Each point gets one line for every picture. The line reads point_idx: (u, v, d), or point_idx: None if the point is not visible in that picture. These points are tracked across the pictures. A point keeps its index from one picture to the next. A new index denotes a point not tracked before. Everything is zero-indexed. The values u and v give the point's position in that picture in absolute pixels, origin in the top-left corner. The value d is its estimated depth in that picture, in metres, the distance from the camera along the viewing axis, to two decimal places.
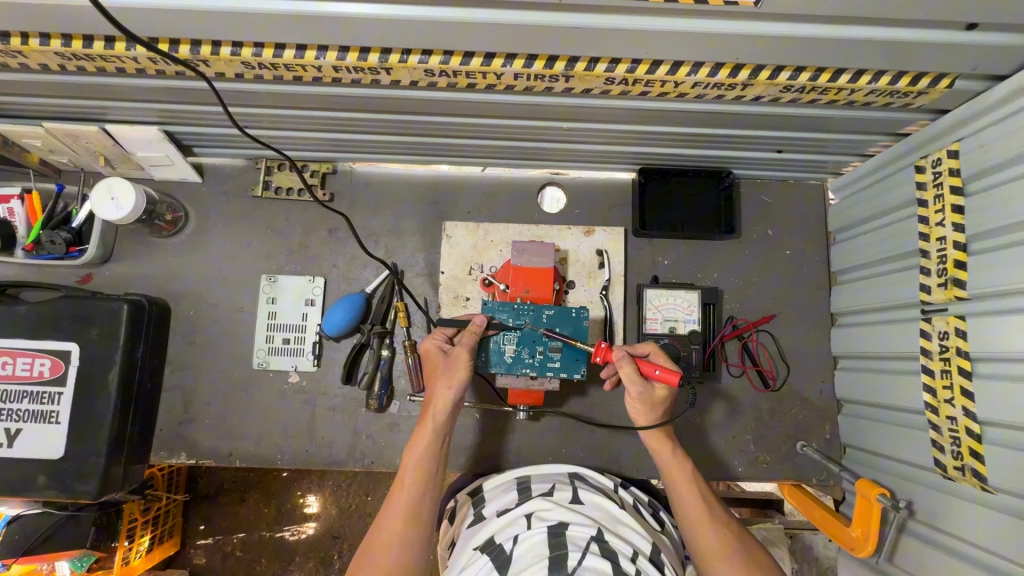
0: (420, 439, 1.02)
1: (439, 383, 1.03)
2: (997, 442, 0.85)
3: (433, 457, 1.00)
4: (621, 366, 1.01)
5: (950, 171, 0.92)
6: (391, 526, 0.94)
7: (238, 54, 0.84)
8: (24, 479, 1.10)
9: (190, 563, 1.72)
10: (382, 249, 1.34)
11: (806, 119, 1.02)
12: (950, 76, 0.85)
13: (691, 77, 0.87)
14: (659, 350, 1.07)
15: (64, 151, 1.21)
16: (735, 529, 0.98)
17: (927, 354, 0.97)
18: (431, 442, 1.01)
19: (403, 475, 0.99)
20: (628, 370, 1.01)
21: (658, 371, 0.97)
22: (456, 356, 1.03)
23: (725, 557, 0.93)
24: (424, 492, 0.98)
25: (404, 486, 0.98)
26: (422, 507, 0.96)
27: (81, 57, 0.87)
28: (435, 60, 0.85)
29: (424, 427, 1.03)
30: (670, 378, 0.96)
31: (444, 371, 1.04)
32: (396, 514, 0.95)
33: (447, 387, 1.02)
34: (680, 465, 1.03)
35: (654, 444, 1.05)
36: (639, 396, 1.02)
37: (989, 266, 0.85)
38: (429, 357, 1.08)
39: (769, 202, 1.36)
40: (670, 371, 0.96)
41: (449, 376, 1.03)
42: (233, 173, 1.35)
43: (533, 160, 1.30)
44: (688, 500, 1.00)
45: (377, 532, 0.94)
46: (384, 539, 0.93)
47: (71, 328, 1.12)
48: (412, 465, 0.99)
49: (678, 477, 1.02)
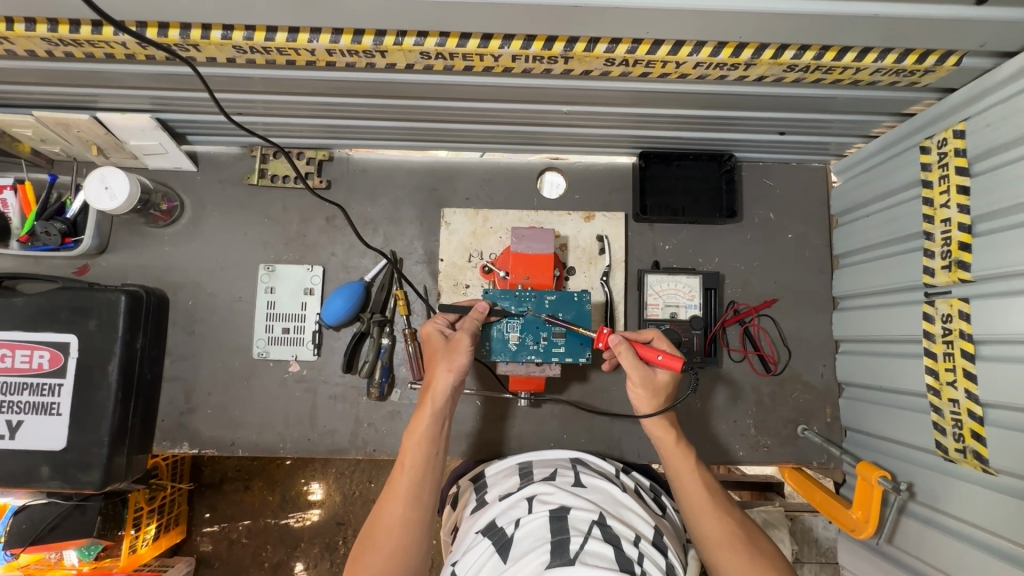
0: (420, 422, 1.01)
1: (439, 366, 1.02)
2: (1000, 425, 0.84)
3: (433, 443, 1.00)
4: (621, 352, 1.01)
5: (955, 152, 0.91)
6: (392, 509, 0.94)
7: (229, 37, 0.83)
8: (26, 470, 1.10)
9: (197, 550, 1.74)
10: (381, 237, 1.32)
11: (809, 100, 1.00)
12: (958, 53, 0.83)
13: (692, 57, 0.85)
14: (662, 336, 1.07)
15: (56, 140, 1.19)
16: (739, 519, 0.97)
17: (930, 337, 0.96)
18: (430, 426, 1.01)
19: (403, 460, 0.99)
20: (630, 357, 1.01)
21: (660, 357, 0.97)
22: (459, 341, 1.02)
23: (728, 544, 0.92)
24: (425, 476, 0.97)
25: (404, 473, 0.97)
26: (421, 492, 0.96)
27: (69, 43, 0.86)
28: (431, 42, 0.83)
29: (423, 411, 1.02)
30: (673, 365, 0.96)
31: (444, 356, 1.03)
32: (397, 499, 0.95)
33: (449, 369, 1.02)
34: (684, 457, 1.03)
35: (660, 434, 1.05)
36: (642, 383, 1.02)
37: (995, 247, 0.84)
38: (430, 341, 1.07)
39: (771, 184, 1.34)
40: (672, 358, 0.96)
41: (450, 360, 1.02)
42: (227, 161, 1.33)
43: (532, 145, 1.28)
44: (690, 489, 1.00)
45: (378, 517, 0.94)
46: (386, 523, 0.92)
47: (69, 319, 1.12)
48: (412, 449, 0.99)
49: (682, 469, 1.02)
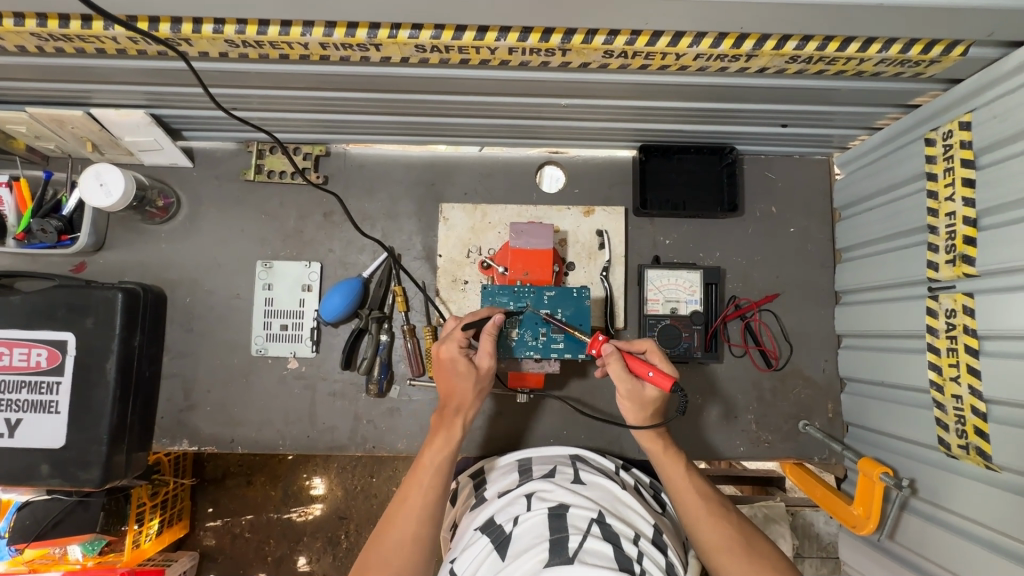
0: (441, 441, 1.00)
1: (467, 392, 1.03)
2: (1004, 421, 0.84)
3: (454, 465, 1.00)
4: (612, 363, 0.99)
5: (961, 144, 0.89)
6: (405, 525, 0.93)
7: (220, 31, 0.81)
8: (26, 468, 1.10)
9: (201, 544, 1.75)
10: (379, 233, 1.31)
11: (812, 91, 0.98)
12: (964, 43, 0.81)
13: (692, 48, 0.83)
14: (656, 349, 1.05)
15: (51, 137, 1.18)
16: (735, 522, 0.96)
17: (933, 332, 0.95)
18: (451, 445, 1.00)
19: (419, 476, 0.98)
20: (619, 369, 0.99)
21: (651, 373, 0.95)
22: (484, 363, 1.03)
23: (728, 549, 0.91)
24: (440, 493, 0.97)
25: (421, 491, 0.96)
26: (435, 509, 0.96)
27: (60, 38, 0.84)
28: (426, 35, 0.82)
29: (448, 434, 1.01)
30: (663, 384, 0.94)
31: (472, 382, 1.03)
32: (410, 514, 0.94)
33: (474, 393, 1.03)
34: (674, 463, 1.02)
35: (647, 444, 1.04)
36: (628, 395, 1.01)
37: (999, 241, 0.83)
38: (452, 363, 1.04)
39: (773, 178, 1.33)
40: (663, 376, 0.94)
41: (477, 383, 1.03)
42: (224, 157, 1.32)
43: (531, 139, 1.26)
44: (685, 495, 0.99)
45: (389, 531, 0.93)
46: (399, 539, 0.91)
47: (66, 317, 1.11)
48: (430, 466, 0.98)
49: (674, 476, 1.01)
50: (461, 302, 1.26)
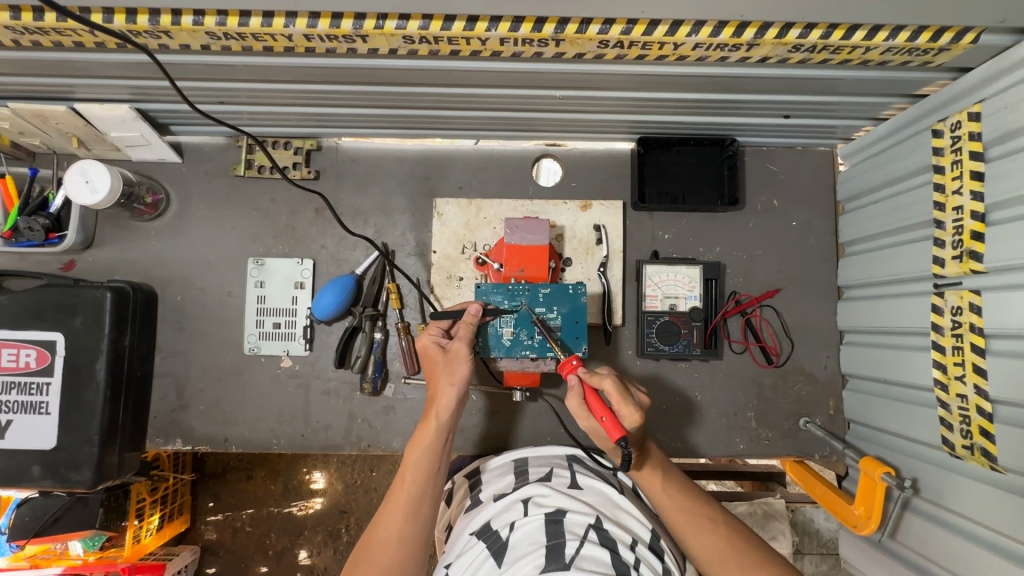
0: (423, 436, 0.99)
1: (442, 379, 1.01)
2: (1009, 422, 0.81)
3: (435, 456, 0.98)
4: (573, 393, 0.96)
5: (969, 136, 0.86)
6: (392, 524, 0.91)
7: (201, 23, 0.79)
8: (17, 469, 1.09)
9: (201, 539, 1.75)
10: (372, 229, 1.29)
11: (815, 81, 0.95)
12: (976, 30, 0.78)
13: (691, 37, 0.80)
14: (617, 392, 0.94)
15: (35, 133, 1.16)
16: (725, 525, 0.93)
17: (938, 330, 0.93)
18: (434, 440, 0.99)
19: (404, 474, 0.96)
20: (577, 400, 0.96)
21: (604, 419, 0.88)
22: (457, 351, 1.01)
23: (722, 560, 0.88)
24: (427, 489, 0.95)
25: (404, 486, 0.95)
26: (422, 506, 0.94)
27: (34, 31, 0.82)
28: (413, 25, 0.79)
29: (426, 425, 1.00)
30: (611, 433, 0.87)
31: (445, 368, 1.01)
32: (396, 513, 0.92)
33: (451, 382, 1.00)
34: (654, 477, 0.98)
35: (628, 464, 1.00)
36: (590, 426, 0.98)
37: (1007, 237, 0.80)
38: (426, 353, 1.04)
39: (775, 170, 1.30)
40: (613, 424, 0.87)
41: (452, 371, 1.00)
42: (213, 152, 1.30)
43: (527, 131, 1.23)
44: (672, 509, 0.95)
45: (376, 532, 0.91)
46: (385, 538, 0.90)
47: (54, 317, 1.10)
48: (414, 463, 0.97)
49: (658, 490, 0.96)
50: (456, 299, 1.24)
